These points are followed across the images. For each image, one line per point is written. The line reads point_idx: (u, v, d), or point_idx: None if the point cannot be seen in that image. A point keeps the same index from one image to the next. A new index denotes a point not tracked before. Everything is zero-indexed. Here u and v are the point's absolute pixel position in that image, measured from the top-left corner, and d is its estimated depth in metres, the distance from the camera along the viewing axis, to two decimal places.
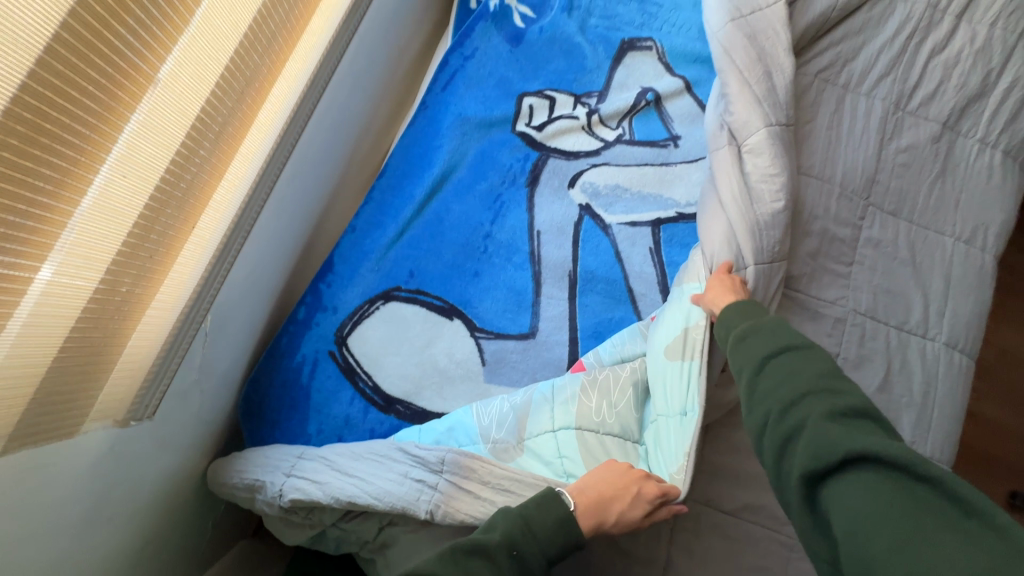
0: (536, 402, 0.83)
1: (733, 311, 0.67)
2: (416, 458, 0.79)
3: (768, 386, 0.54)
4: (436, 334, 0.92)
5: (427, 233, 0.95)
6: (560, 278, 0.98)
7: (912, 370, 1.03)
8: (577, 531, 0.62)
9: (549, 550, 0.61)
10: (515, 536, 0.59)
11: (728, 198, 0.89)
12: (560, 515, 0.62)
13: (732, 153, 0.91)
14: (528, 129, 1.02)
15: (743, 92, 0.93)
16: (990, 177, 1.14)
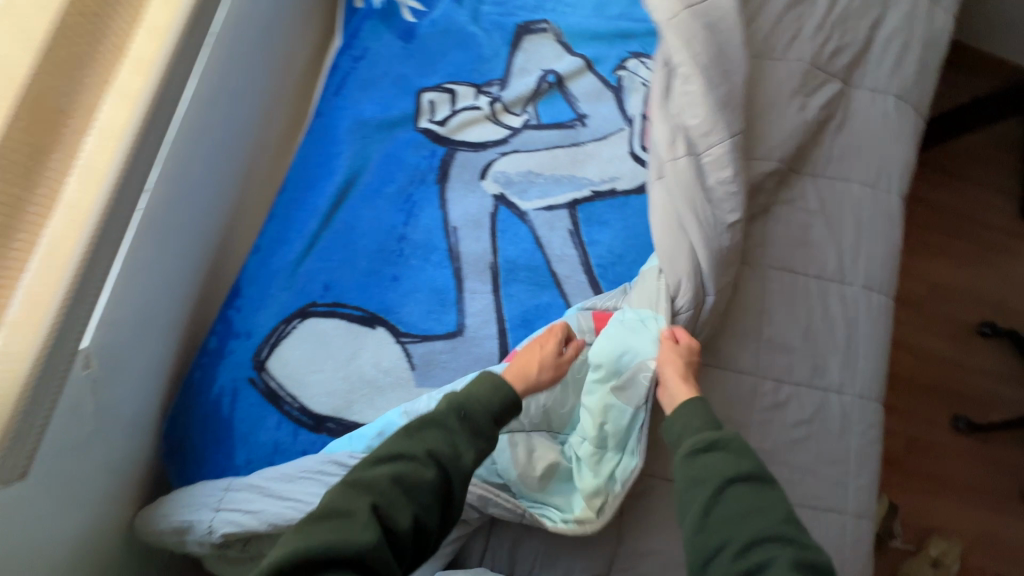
0: None
1: (683, 413, 0.74)
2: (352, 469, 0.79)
3: (730, 517, 0.62)
4: (360, 345, 0.90)
5: (338, 243, 0.92)
6: (482, 271, 0.97)
7: (833, 316, 1.07)
8: (511, 389, 0.71)
9: (496, 409, 0.69)
10: (458, 401, 0.68)
11: (689, 208, 0.94)
12: (498, 379, 0.71)
13: (694, 161, 0.96)
14: (431, 125, 1.00)
15: (705, 94, 0.98)
16: (887, 121, 1.18)
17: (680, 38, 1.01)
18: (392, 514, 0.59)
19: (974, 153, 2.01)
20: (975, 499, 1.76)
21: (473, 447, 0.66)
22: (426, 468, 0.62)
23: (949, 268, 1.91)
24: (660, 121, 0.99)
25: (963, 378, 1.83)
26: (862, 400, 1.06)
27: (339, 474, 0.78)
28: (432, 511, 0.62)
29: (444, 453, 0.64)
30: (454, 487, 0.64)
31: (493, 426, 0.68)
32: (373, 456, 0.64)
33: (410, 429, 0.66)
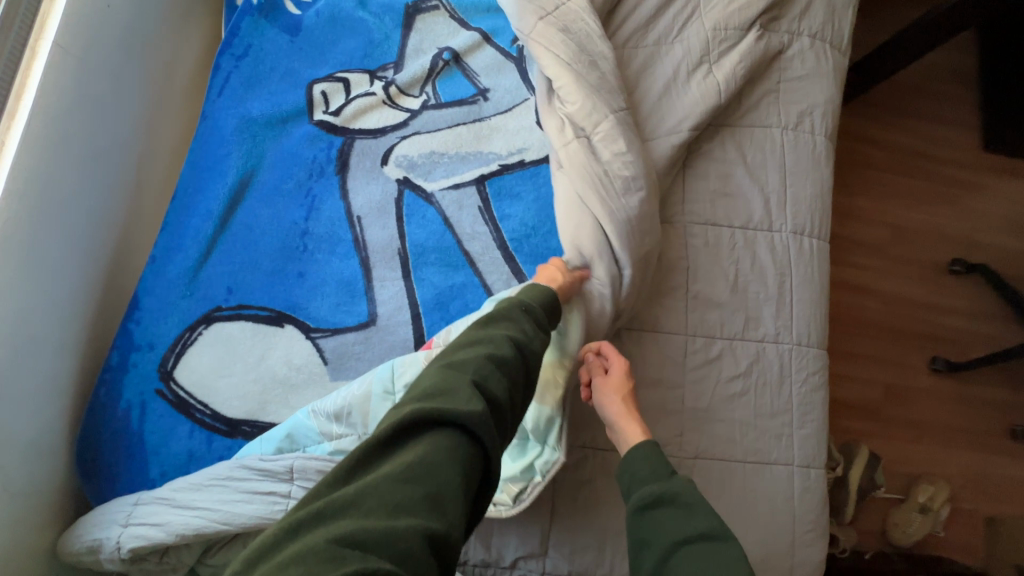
0: (376, 394, 0.80)
1: (634, 457, 0.77)
2: (261, 472, 0.78)
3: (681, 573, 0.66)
4: (270, 346, 0.89)
5: (237, 244, 0.91)
6: (391, 258, 0.95)
7: (764, 267, 1.05)
8: (552, 293, 0.82)
9: (547, 307, 0.79)
10: (520, 300, 0.77)
11: (588, 193, 0.92)
12: (545, 288, 0.82)
13: (585, 145, 0.94)
14: (326, 116, 0.98)
15: (578, 82, 0.95)
16: (804, 62, 1.15)
17: (542, 45, 0.97)
18: (491, 384, 0.62)
19: (927, 89, 1.96)
20: (959, 440, 1.72)
21: (540, 336, 0.74)
22: (507, 347, 0.68)
23: (909, 210, 1.87)
24: (548, 121, 0.98)
25: (934, 318, 1.80)
26: (800, 348, 1.03)
27: (248, 478, 0.78)
28: (518, 386, 0.67)
29: (519, 337, 0.70)
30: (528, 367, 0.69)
31: (548, 322, 0.78)
32: (453, 345, 0.68)
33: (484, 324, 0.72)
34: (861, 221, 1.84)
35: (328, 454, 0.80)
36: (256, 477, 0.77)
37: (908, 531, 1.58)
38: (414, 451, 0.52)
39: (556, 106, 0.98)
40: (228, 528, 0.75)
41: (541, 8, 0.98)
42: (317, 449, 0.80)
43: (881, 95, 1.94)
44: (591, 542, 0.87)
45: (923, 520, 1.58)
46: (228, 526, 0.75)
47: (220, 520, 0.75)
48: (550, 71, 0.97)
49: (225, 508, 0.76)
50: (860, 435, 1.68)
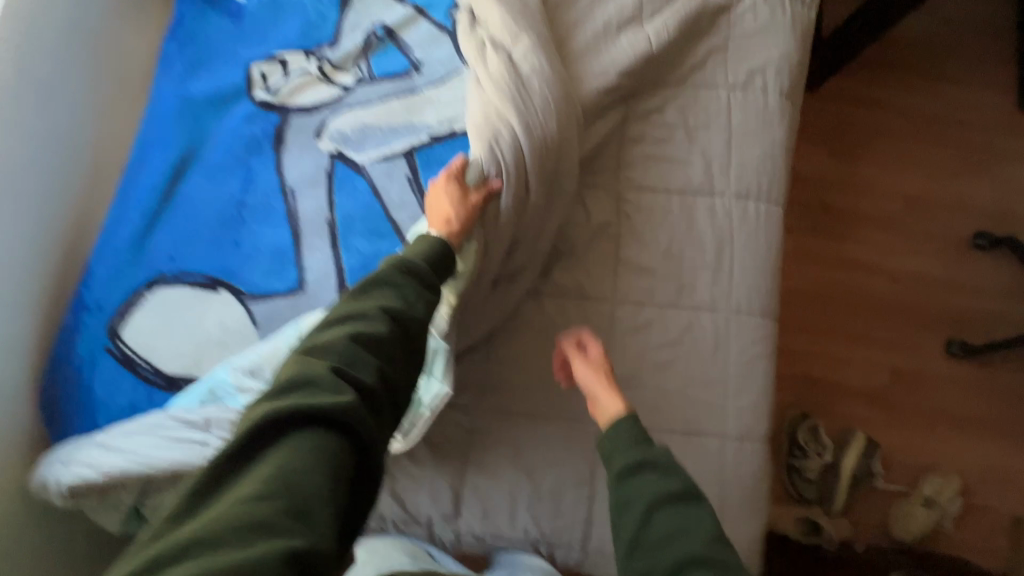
0: (283, 349, 0.88)
1: (611, 426, 0.75)
2: (184, 421, 0.86)
3: (657, 537, 0.65)
4: (205, 309, 0.95)
5: (180, 216, 0.98)
6: (320, 228, 0.99)
7: (702, 232, 1.00)
8: (446, 253, 0.79)
9: (432, 266, 0.76)
10: (397, 262, 0.73)
11: (502, 99, 0.92)
12: (432, 245, 0.78)
13: (503, 56, 0.95)
14: (264, 95, 1.03)
15: (499, 6, 0.99)
16: (756, 18, 1.09)
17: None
18: (358, 369, 0.60)
19: (945, 50, 1.81)
20: (979, 432, 1.56)
21: (420, 299, 0.71)
22: (379, 321, 0.65)
23: (925, 179, 1.72)
24: (468, 47, 0.99)
25: (952, 297, 1.64)
26: (739, 317, 0.98)
27: (172, 427, 0.85)
28: (394, 359, 0.65)
29: (396, 306, 0.68)
30: (409, 333, 0.68)
31: (433, 283, 0.75)
32: (320, 324, 0.65)
33: (356, 294, 0.68)
34: (869, 192, 1.70)
35: (240, 407, 0.86)
36: (180, 426, 0.85)
37: (910, 528, 1.45)
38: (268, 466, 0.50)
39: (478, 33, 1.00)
40: (150, 470, 0.82)
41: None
42: (232, 401, 0.87)
43: (893, 57, 1.80)
44: (502, 499, 0.90)
45: (929, 515, 1.44)
46: (151, 468, 0.83)
47: (144, 463, 0.83)
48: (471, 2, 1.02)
49: (148, 453, 0.83)
50: (861, 422, 1.55)
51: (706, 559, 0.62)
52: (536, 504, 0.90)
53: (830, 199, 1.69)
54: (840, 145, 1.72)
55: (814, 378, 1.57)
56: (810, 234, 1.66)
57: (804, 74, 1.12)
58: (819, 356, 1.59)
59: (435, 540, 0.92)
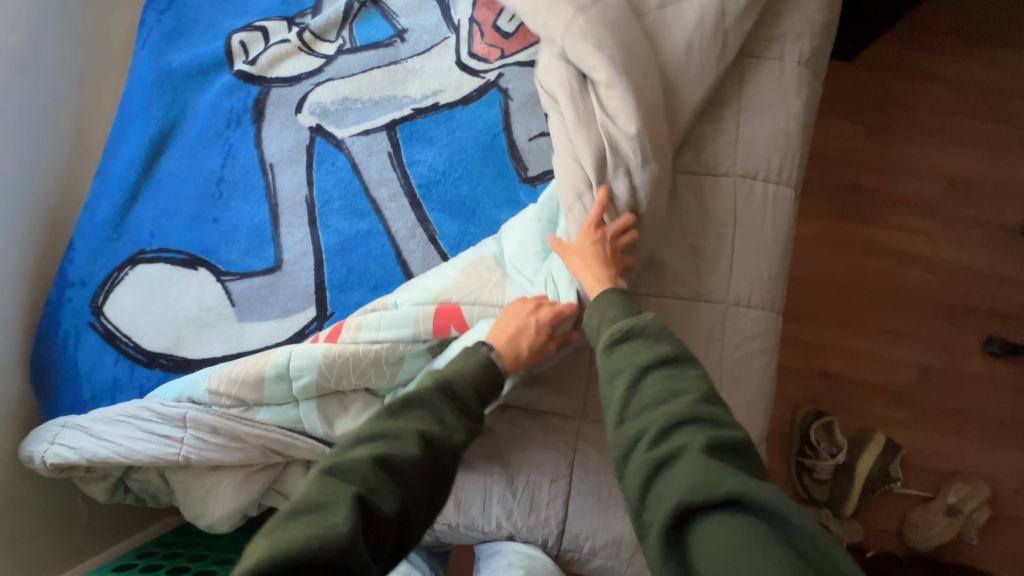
0: (271, 378, 0.82)
1: (605, 298, 0.70)
2: (161, 415, 0.84)
3: (646, 403, 0.57)
4: (184, 288, 0.95)
5: (161, 193, 0.97)
6: (298, 206, 0.96)
7: (702, 216, 0.92)
8: (497, 370, 0.68)
9: (481, 387, 0.66)
10: (445, 380, 0.63)
11: (584, 155, 0.84)
12: (483, 357, 0.68)
13: (583, 102, 0.87)
14: (244, 66, 1.00)
15: (572, 29, 0.87)
16: None
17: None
18: (379, 505, 0.50)
19: (1005, 12, 1.62)
20: (1013, 437, 1.44)
21: (462, 428, 0.61)
22: (413, 446, 0.55)
23: (974, 159, 1.55)
24: (586, 138, 0.84)
25: (995, 291, 1.49)
26: (738, 309, 0.90)
27: (149, 419, 0.84)
28: (420, 498, 0.54)
29: (434, 432, 0.58)
30: (441, 468, 0.57)
31: (477, 408, 0.65)
32: (346, 440, 0.55)
33: (394, 408, 0.59)
34: (908, 173, 1.55)
35: (218, 412, 0.83)
36: (156, 420, 0.83)
37: (930, 538, 1.35)
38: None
39: (598, 117, 0.85)
40: (128, 461, 0.82)
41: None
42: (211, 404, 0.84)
43: (946, 20, 1.61)
44: (475, 489, 0.87)
45: (951, 524, 1.34)
46: (129, 459, 0.83)
47: (122, 453, 0.83)
48: (597, 72, 0.84)
49: (125, 445, 0.83)
50: (882, 422, 1.45)
51: (695, 417, 0.54)
52: (511, 501, 0.86)
53: (863, 180, 1.55)
54: (878, 120, 1.57)
55: (833, 374, 1.47)
56: (838, 218, 1.53)
57: (830, 39, 1.01)
58: (840, 351, 1.48)
59: None
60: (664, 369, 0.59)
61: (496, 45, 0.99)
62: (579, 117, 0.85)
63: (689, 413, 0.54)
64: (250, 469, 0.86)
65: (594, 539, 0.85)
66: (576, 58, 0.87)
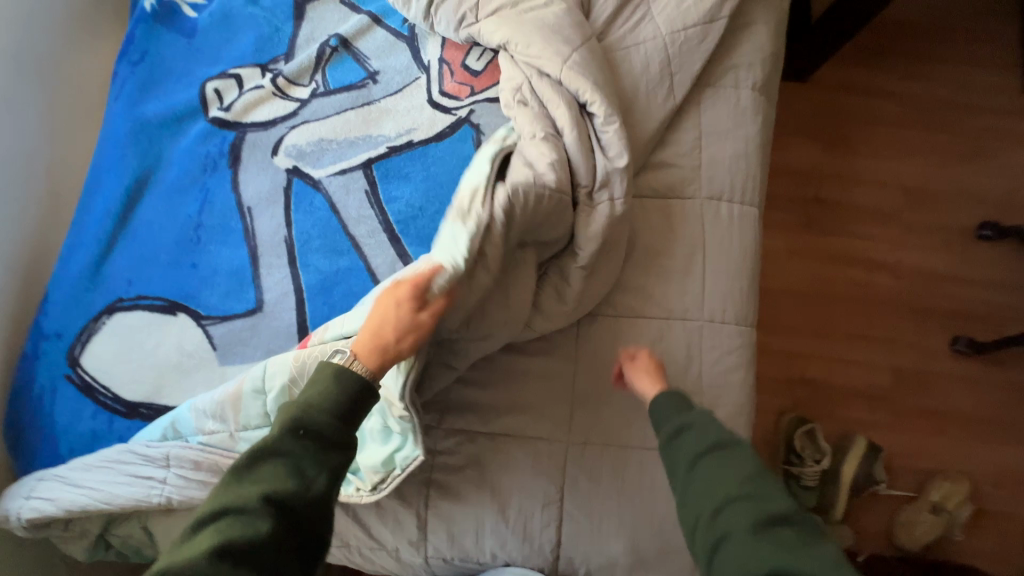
0: (248, 394, 0.81)
1: (664, 396, 0.77)
2: (144, 457, 0.82)
3: (700, 485, 0.66)
4: (164, 333, 0.94)
5: (137, 239, 0.97)
6: (277, 247, 0.97)
7: (673, 237, 0.96)
8: (357, 381, 0.65)
9: (341, 416, 0.63)
10: (291, 421, 0.60)
11: (573, 149, 0.89)
12: (335, 372, 0.65)
13: (573, 110, 0.91)
14: (219, 112, 1.02)
15: (546, 45, 0.93)
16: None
17: (499, 23, 0.97)
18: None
19: (942, 32, 1.73)
20: (986, 431, 1.49)
21: (322, 473, 0.59)
22: (263, 519, 0.55)
23: (926, 168, 1.63)
24: (582, 158, 0.89)
25: (957, 292, 1.56)
26: (713, 325, 0.93)
27: (132, 462, 0.82)
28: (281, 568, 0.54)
29: (286, 490, 0.57)
30: (304, 519, 0.57)
31: (343, 442, 0.62)
32: (188, 527, 0.54)
33: (239, 475, 0.57)
34: (866, 185, 1.63)
35: (202, 445, 0.82)
36: (139, 462, 0.82)
37: (918, 536, 1.37)
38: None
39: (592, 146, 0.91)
40: (108, 507, 0.80)
41: (460, 3, 0.99)
42: (193, 438, 0.82)
43: (889, 39, 1.71)
44: (467, 520, 0.86)
45: (937, 521, 1.37)
46: (109, 505, 0.80)
47: (101, 499, 0.80)
48: (595, 107, 0.90)
49: (106, 490, 0.80)
50: (862, 425, 1.49)
51: (748, 495, 0.63)
52: (503, 529, 0.86)
53: (823, 193, 1.62)
54: (833, 136, 1.65)
55: (812, 381, 1.51)
56: (803, 229, 1.60)
57: (779, 67, 1.07)
58: (816, 358, 1.52)
59: (406, 567, 0.89)
60: (713, 453, 0.68)
61: (466, 83, 1.03)
62: (576, 138, 0.89)
63: (741, 491, 0.63)
64: None
65: (588, 563, 0.86)
66: (572, 91, 0.92)
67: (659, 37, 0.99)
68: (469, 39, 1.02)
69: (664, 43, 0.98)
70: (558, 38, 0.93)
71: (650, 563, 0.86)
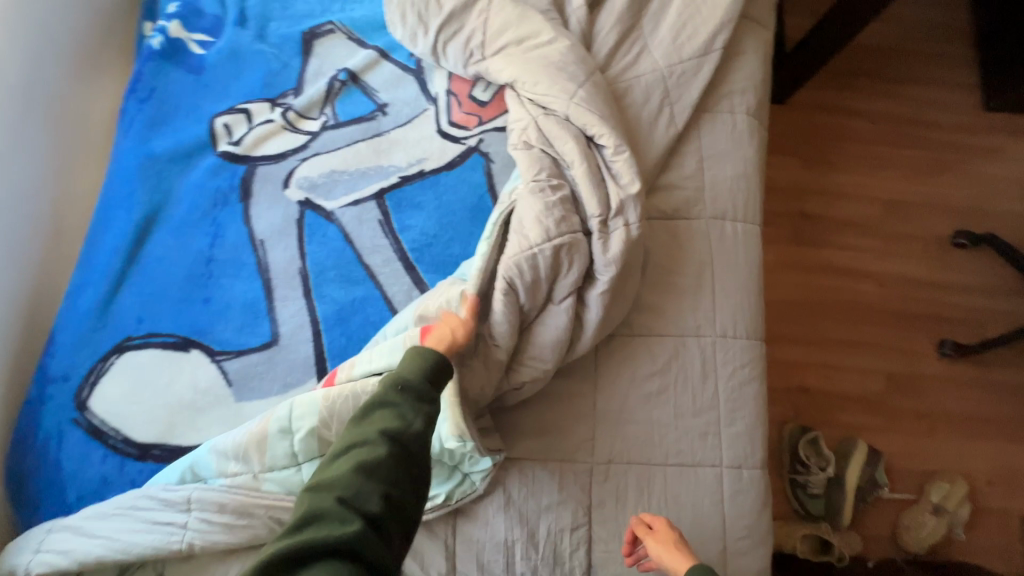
0: (274, 433, 0.79)
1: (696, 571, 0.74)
2: (163, 502, 0.79)
3: None
4: (177, 370, 0.92)
5: (147, 276, 0.96)
6: (292, 278, 0.97)
7: (682, 256, 0.99)
8: (433, 354, 0.72)
9: (427, 375, 0.71)
10: (391, 378, 0.70)
11: (582, 185, 0.92)
12: (420, 345, 0.75)
13: (581, 143, 0.94)
14: (229, 147, 1.03)
15: (554, 81, 0.96)
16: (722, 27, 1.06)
17: (506, 61, 1.00)
18: (362, 504, 0.59)
19: (907, 55, 1.84)
20: (977, 431, 1.55)
21: (421, 414, 0.68)
22: (380, 445, 0.64)
23: (901, 181, 1.73)
24: (591, 189, 0.91)
25: (939, 298, 1.64)
26: (726, 340, 0.96)
27: (150, 507, 0.79)
28: (402, 485, 0.63)
29: (394, 426, 0.66)
30: (413, 448, 0.65)
31: (436, 393, 0.71)
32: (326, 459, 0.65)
33: (356, 421, 0.67)
34: (847, 199, 1.71)
35: (225, 487, 0.79)
36: (157, 507, 0.79)
37: (924, 538, 1.41)
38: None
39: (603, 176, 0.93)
40: (126, 557, 0.76)
41: (468, 41, 1.03)
42: (215, 480, 0.80)
43: (859, 62, 1.82)
44: (497, 547, 0.85)
45: (938, 522, 1.42)
46: (127, 556, 0.76)
47: (119, 550, 0.76)
48: (604, 139, 0.94)
49: (124, 538, 0.76)
50: (861, 430, 1.53)
51: None
52: (534, 553, 0.85)
53: (808, 207, 1.69)
54: (814, 154, 1.73)
55: (810, 389, 1.55)
56: (791, 243, 1.66)
57: (769, 92, 1.13)
58: (813, 367, 1.57)
59: None
60: None
61: (474, 113, 1.06)
62: (585, 170, 0.92)
63: None
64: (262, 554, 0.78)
65: None
66: (580, 125, 0.95)
67: (658, 68, 1.04)
68: (476, 74, 1.06)
69: (663, 74, 1.03)
70: (562, 76, 0.96)
71: None
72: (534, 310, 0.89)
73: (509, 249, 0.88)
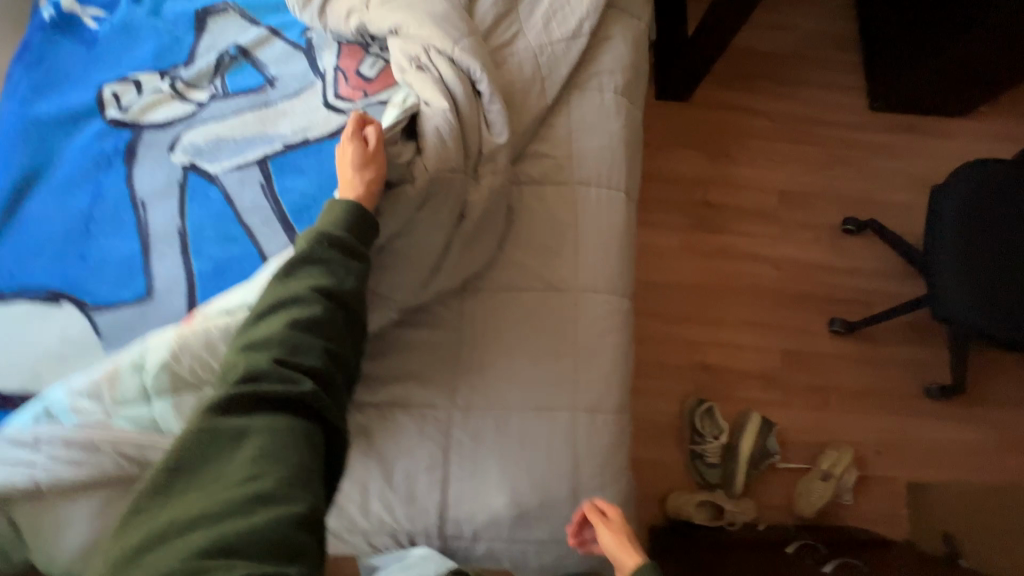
0: (125, 368, 0.83)
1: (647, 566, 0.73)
2: (14, 443, 0.79)
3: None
4: (47, 324, 0.94)
5: (24, 232, 0.99)
6: (170, 237, 1.00)
7: (550, 218, 1.06)
8: (361, 213, 0.83)
9: (351, 231, 0.81)
10: (315, 237, 0.78)
11: (467, 121, 1.00)
12: (342, 204, 0.83)
13: (465, 85, 1.00)
14: (116, 114, 1.07)
15: (435, 31, 1.02)
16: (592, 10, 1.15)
17: (388, 11, 1.06)
18: (302, 352, 0.68)
19: (804, 59, 1.99)
20: (866, 403, 1.64)
21: (349, 273, 0.77)
22: (315, 302, 0.72)
23: (797, 174, 1.86)
24: (467, 131, 1.00)
25: (831, 280, 1.75)
26: (588, 294, 1.02)
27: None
28: (336, 336, 0.72)
29: (325, 285, 0.74)
30: (344, 309, 0.75)
31: (359, 248, 0.80)
32: (257, 317, 0.71)
33: (283, 280, 0.74)
34: (747, 189, 1.82)
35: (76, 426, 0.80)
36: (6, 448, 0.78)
37: (812, 503, 1.48)
38: (246, 451, 0.59)
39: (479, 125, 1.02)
40: None
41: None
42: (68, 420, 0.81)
43: (759, 65, 1.96)
44: (355, 487, 0.89)
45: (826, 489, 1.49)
46: None
47: None
48: (483, 86, 1.00)
49: None
50: (757, 403, 1.61)
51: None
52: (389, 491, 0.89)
53: (711, 197, 1.80)
54: (717, 149, 1.85)
55: (711, 366, 1.63)
56: (695, 229, 1.76)
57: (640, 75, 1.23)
58: (714, 345, 1.65)
59: None
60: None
61: (360, 87, 1.11)
62: (468, 109, 1.00)
63: None
64: (113, 493, 0.81)
65: (474, 521, 0.89)
66: (464, 68, 1.01)
67: (530, 49, 1.12)
68: (359, 30, 1.11)
69: (535, 53, 1.12)
70: (444, 27, 1.02)
71: (532, 514, 0.91)
72: (411, 244, 0.94)
73: (407, 180, 0.93)
